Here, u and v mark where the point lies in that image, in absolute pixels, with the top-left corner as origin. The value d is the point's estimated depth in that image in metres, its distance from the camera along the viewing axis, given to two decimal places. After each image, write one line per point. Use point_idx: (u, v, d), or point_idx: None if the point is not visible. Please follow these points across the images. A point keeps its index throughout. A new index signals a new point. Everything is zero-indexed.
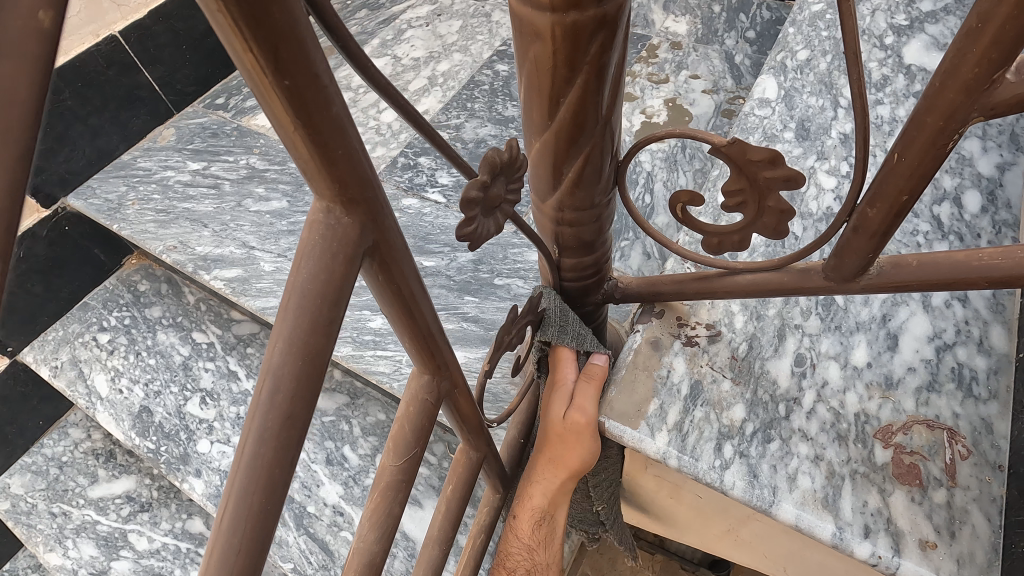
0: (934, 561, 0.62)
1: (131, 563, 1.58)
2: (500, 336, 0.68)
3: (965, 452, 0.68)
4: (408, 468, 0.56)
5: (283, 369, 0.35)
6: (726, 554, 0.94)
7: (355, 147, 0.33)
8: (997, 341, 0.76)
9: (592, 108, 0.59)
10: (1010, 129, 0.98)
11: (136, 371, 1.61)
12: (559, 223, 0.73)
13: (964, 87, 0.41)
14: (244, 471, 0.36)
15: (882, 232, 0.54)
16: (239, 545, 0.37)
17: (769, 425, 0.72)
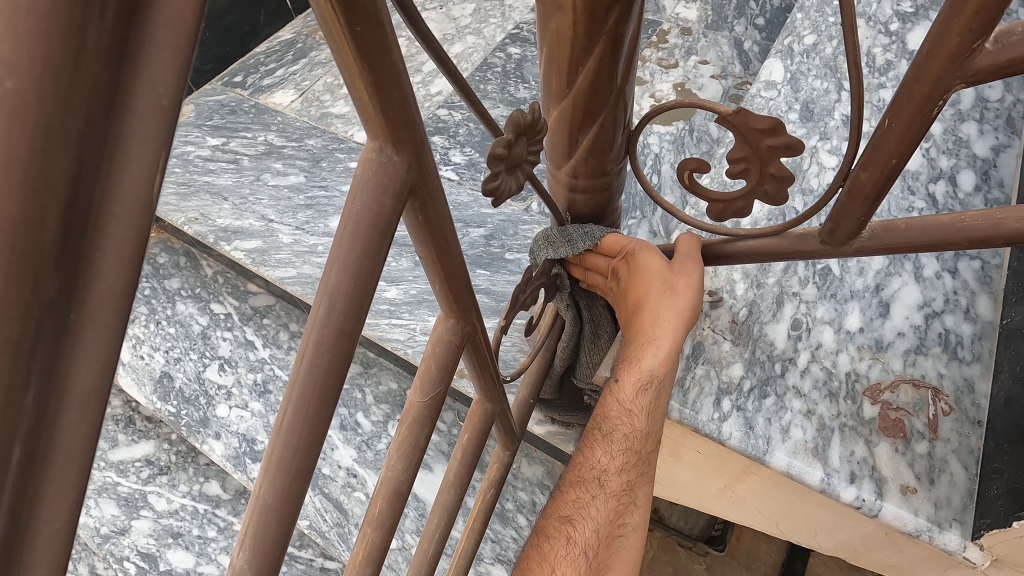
0: (914, 504, 0.68)
1: (151, 523, 1.65)
2: (516, 294, 0.73)
3: (947, 409, 0.73)
4: (433, 405, 0.61)
5: (337, 291, 0.40)
6: (722, 511, 1.00)
7: (407, 94, 0.38)
8: (983, 309, 0.81)
9: (608, 78, 0.63)
10: (1006, 113, 1.02)
11: (157, 339, 1.67)
12: (573, 190, 0.78)
13: (948, 56, 0.45)
14: (301, 382, 0.42)
15: (874, 196, 0.58)
16: (296, 446, 0.42)
17: (766, 382, 0.78)
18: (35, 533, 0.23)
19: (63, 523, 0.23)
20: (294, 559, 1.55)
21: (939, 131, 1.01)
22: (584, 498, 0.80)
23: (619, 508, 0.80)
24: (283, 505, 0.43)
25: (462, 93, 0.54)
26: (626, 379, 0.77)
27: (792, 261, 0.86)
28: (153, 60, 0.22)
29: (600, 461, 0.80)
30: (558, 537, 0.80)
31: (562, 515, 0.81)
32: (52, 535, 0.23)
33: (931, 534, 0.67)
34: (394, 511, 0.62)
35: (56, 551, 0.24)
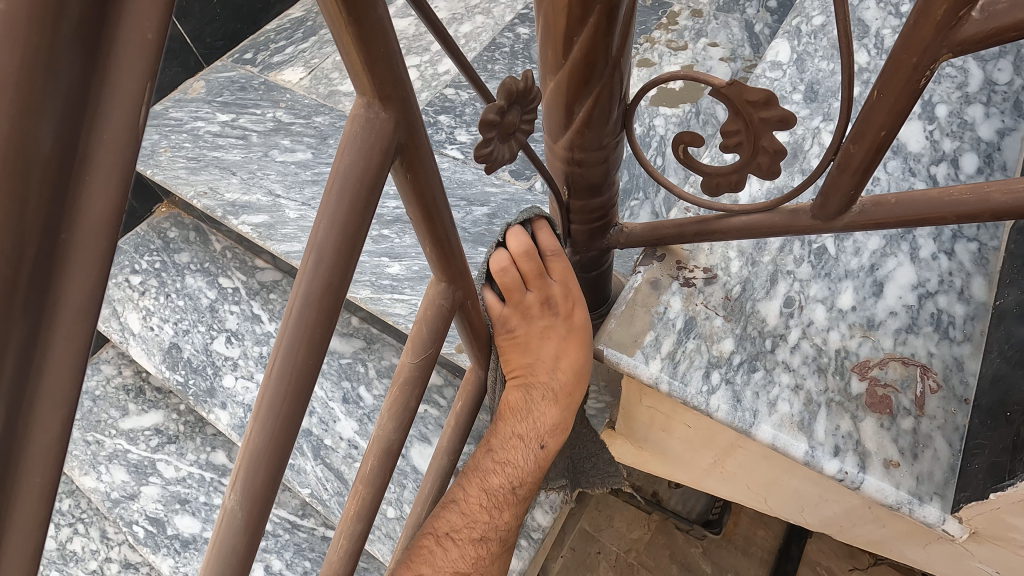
0: (896, 477, 0.69)
1: (160, 489, 1.70)
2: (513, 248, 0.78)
3: (935, 386, 0.74)
4: (424, 365, 0.63)
5: (325, 245, 0.42)
6: (713, 488, 1.01)
7: (393, 50, 0.39)
8: (977, 291, 0.81)
9: (602, 49, 0.64)
10: (1014, 96, 1.01)
11: (166, 311, 1.70)
12: (570, 164, 0.79)
13: (935, 26, 0.45)
14: (291, 331, 0.43)
15: (864, 169, 0.58)
16: (285, 394, 0.44)
17: (755, 356, 0.79)
18: (33, 421, 0.26)
19: (59, 417, 0.27)
20: (297, 527, 1.60)
21: (944, 113, 1.00)
22: (487, 514, 0.94)
23: (516, 515, 0.96)
24: (274, 449, 0.45)
25: (455, 58, 0.55)
26: (551, 446, 0.93)
27: (788, 240, 0.86)
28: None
29: (505, 520, 0.95)
30: (462, 541, 0.93)
31: (466, 532, 0.93)
32: (48, 427, 0.27)
33: (911, 506, 0.68)
34: (386, 469, 0.64)
35: (53, 443, 0.27)
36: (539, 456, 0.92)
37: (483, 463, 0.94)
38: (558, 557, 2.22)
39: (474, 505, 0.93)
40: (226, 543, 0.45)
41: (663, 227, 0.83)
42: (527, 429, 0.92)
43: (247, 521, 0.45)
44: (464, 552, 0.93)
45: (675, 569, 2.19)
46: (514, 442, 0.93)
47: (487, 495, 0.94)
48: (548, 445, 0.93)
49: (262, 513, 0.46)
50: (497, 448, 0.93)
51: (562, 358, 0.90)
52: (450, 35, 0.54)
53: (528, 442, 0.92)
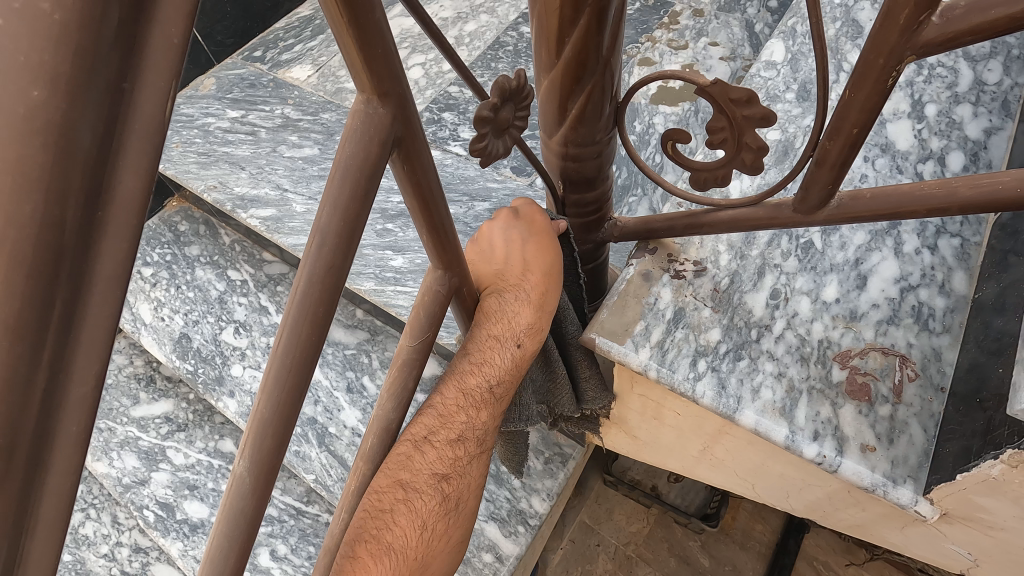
0: (872, 461, 0.72)
1: (169, 475, 1.74)
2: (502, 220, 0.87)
3: (913, 375, 0.77)
4: (422, 348, 0.66)
5: (329, 227, 0.45)
6: (704, 475, 1.05)
7: (391, 51, 0.43)
8: (958, 284, 0.83)
9: (594, 49, 0.67)
10: (1002, 96, 1.03)
11: (177, 302, 1.75)
12: (563, 157, 0.82)
13: (898, 30, 0.48)
14: (296, 308, 0.47)
15: (841, 164, 0.61)
16: (290, 365, 0.48)
17: (741, 346, 0.82)
18: (69, 391, 0.28)
19: (91, 388, 0.29)
20: (301, 513, 1.64)
21: (932, 113, 1.03)
22: (464, 415, 0.90)
23: (494, 416, 0.92)
24: (279, 416, 0.48)
25: (451, 60, 0.59)
26: (528, 345, 0.90)
27: (776, 234, 0.89)
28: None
29: (483, 421, 0.90)
30: (442, 442, 0.89)
31: (446, 434, 0.89)
32: (81, 399, 0.29)
33: (886, 488, 0.71)
34: (384, 446, 0.68)
35: (84, 412, 0.29)
36: (515, 356, 0.89)
37: (461, 367, 0.90)
38: (557, 549, 2.26)
39: (455, 408, 0.90)
40: (237, 503, 0.49)
41: (653, 223, 0.87)
42: (503, 329, 0.89)
43: (255, 483, 0.49)
44: (442, 453, 0.89)
45: (673, 561, 2.23)
46: (491, 342, 0.90)
47: (466, 397, 0.90)
48: (525, 343, 0.89)
49: (269, 475, 0.50)
50: (474, 349, 0.90)
51: (530, 258, 0.90)
52: (445, 39, 0.58)
53: (504, 342, 0.89)
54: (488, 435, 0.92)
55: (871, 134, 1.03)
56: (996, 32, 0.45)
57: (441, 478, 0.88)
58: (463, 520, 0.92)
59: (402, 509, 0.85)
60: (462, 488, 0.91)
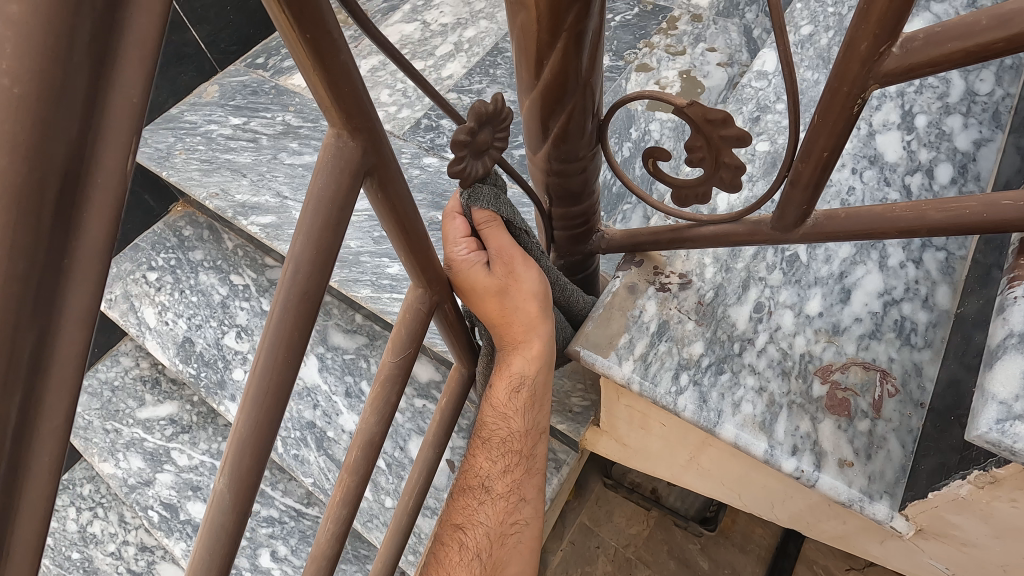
0: (849, 476, 0.72)
1: (173, 476, 1.78)
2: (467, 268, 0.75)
3: (893, 390, 0.77)
4: (404, 364, 0.68)
5: (303, 255, 0.47)
6: (692, 484, 1.06)
7: (358, 86, 0.44)
8: (942, 298, 0.84)
9: (573, 69, 0.68)
10: (994, 107, 1.03)
11: (180, 307, 1.78)
12: (548, 173, 0.84)
13: (860, 60, 0.49)
14: (272, 332, 0.49)
15: (814, 185, 0.62)
16: (266, 388, 0.49)
17: (723, 359, 0.83)
18: (43, 413, 0.31)
19: (61, 415, 0.31)
20: (302, 515, 1.67)
21: (922, 124, 1.03)
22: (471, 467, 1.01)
23: (495, 466, 0.98)
24: (257, 434, 0.50)
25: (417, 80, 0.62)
26: (500, 391, 0.89)
27: (761, 247, 0.90)
28: (123, 62, 0.29)
29: (484, 469, 0.98)
30: (462, 495, 1.02)
31: (461, 488, 1.03)
32: (50, 429, 0.31)
33: (862, 503, 0.71)
34: (369, 459, 0.70)
35: (56, 434, 0.32)
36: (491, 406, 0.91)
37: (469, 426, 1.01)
38: (557, 550, 2.27)
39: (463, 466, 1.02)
40: (217, 519, 0.51)
41: (639, 237, 0.89)
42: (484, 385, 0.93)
43: (235, 499, 0.51)
44: (461, 504, 1.03)
45: (672, 564, 2.24)
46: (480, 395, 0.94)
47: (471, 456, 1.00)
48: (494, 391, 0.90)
49: (249, 492, 0.52)
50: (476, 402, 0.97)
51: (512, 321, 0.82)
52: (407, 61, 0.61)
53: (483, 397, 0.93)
54: (498, 484, 0.99)
55: (859, 146, 1.03)
56: (955, 64, 0.46)
57: (460, 529, 1.02)
58: (496, 565, 1.01)
59: (435, 559, 1.03)
60: (483, 539, 1.00)
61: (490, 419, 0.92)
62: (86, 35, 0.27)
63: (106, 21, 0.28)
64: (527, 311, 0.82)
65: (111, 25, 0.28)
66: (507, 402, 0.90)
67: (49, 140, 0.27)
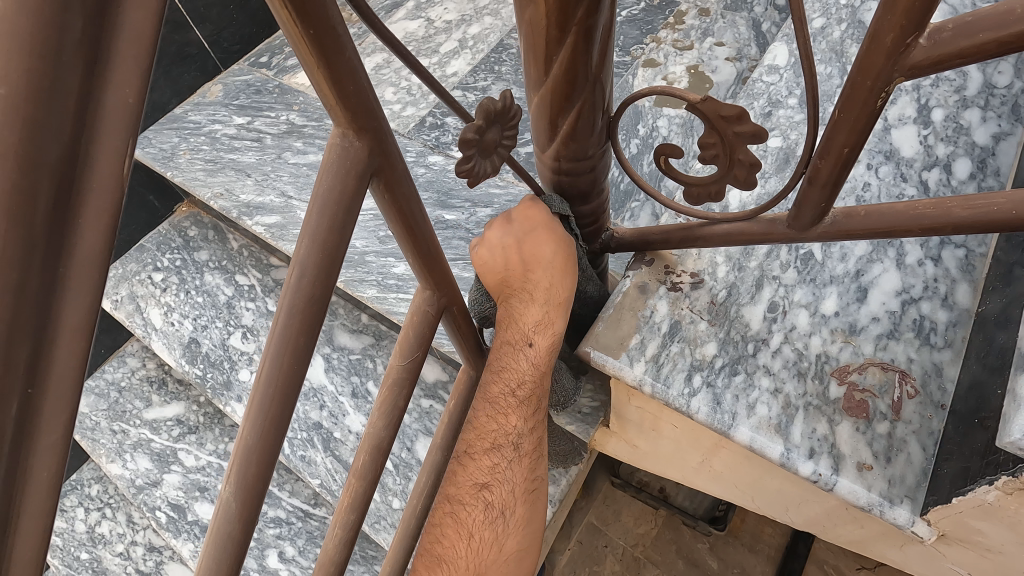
0: (868, 480, 0.70)
1: (181, 477, 1.77)
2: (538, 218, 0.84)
3: (912, 392, 0.75)
4: (412, 368, 0.67)
5: (308, 260, 0.46)
6: (704, 487, 1.04)
7: (364, 84, 0.43)
8: (962, 297, 0.81)
9: (583, 64, 0.67)
10: (1012, 100, 1.00)
11: (186, 307, 1.78)
12: (557, 172, 0.82)
13: (885, 53, 0.47)
14: (278, 338, 0.47)
15: (833, 182, 0.60)
16: (272, 397, 0.48)
17: (737, 360, 0.81)
18: (42, 425, 0.30)
19: (61, 429, 0.31)
20: (309, 516, 1.67)
21: (939, 118, 1.01)
22: (493, 425, 0.93)
23: (526, 420, 0.92)
24: (263, 442, 0.49)
25: (417, 70, 0.61)
26: (540, 345, 0.88)
27: (775, 246, 0.89)
28: (115, 68, 0.29)
29: (513, 425, 0.92)
30: (483, 453, 0.95)
31: (481, 446, 0.94)
32: (50, 444, 0.31)
33: (882, 508, 0.70)
34: (376, 464, 0.69)
35: (55, 449, 0.31)
36: (529, 358, 0.87)
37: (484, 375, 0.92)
38: (565, 549, 2.26)
39: (482, 422, 0.93)
40: (223, 529, 0.50)
41: (647, 237, 0.88)
42: (514, 334, 0.88)
43: (240, 507, 0.50)
44: (483, 464, 0.95)
45: (681, 563, 2.22)
46: (506, 349, 0.89)
47: (494, 408, 0.92)
48: (534, 344, 0.87)
49: (255, 502, 0.50)
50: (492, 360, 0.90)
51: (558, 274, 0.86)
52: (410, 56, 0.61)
53: (516, 346, 0.88)
54: (526, 439, 0.95)
55: (874, 141, 1.01)
56: (985, 56, 0.44)
57: (486, 488, 0.95)
58: (519, 522, 0.97)
59: (452, 521, 0.96)
60: (508, 492, 0.96)
61: (526, 376, 0.88)
62: (76, 42, 0.27)
63: (96, 25, 0.28)
64: (575, 275, 0.88)
65: (102, 32, 0.29)
66: (544, 357, 0.88)
67: (41, 144, 0.27)
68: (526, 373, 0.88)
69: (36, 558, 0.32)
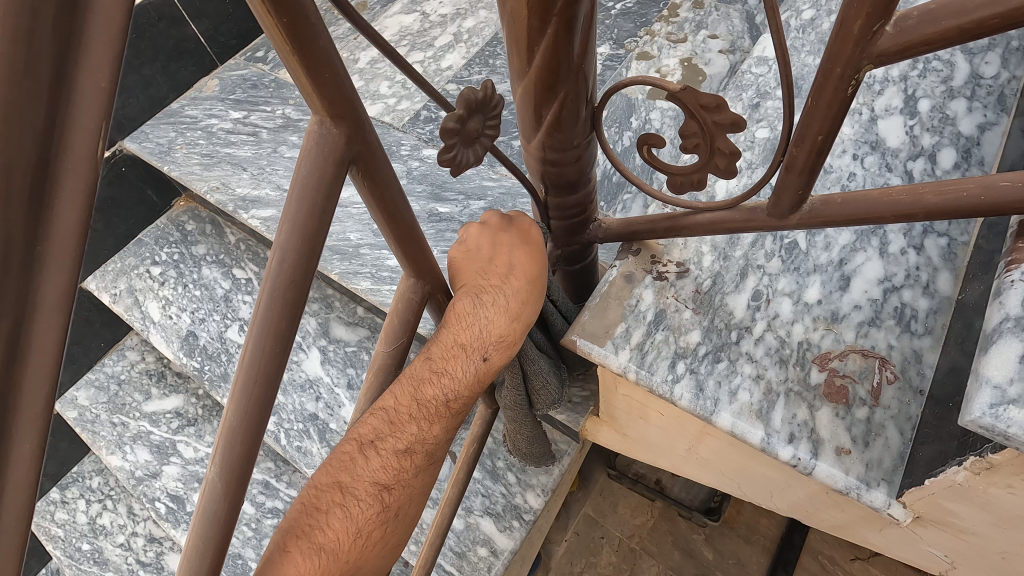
0: (846, 464, 0.72)
1: (180, 468, 1.79)
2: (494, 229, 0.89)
3: (892, 377, 0.76)
4: (397, 354, 0.68)
5: (288, 245, 0.47)
6: (692, 474, 1.06)
7: (340, 73, 0.44)
8: (943, 285, 0.82)
9: (564, 56, 0.68)
10: (999, 90, 1.01)
11: (184, 301, 1.79)
12: (543, 162, 0.84)
13: (854, 40, 0.48)
14: (260, 321, 0.48)
15: (809, 170, 0.62)
16: (256, 378, 0.49)
17: (720, 348, 0.82)
18: (24, 392, 0.32)
19: (44, 398, 0.33)
20: None
21: (925, 108, 1.02)
22: (416, 423, 0.70)
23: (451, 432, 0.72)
24: (247, 424, 0.50)
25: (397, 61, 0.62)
26: (493, 360, 0.75)
27: (760, 236, 0.91)
28: (89, 56, 0.31)
29: (436, 433, 0.70)
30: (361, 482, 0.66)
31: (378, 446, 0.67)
32: (32, 413, 0.33)
33: (860, 491, 0.71)
34: None
35: (38, 419, 0.33)
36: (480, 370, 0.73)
37: (414, 372, 0.72)
38: (562, 541, 2.28)
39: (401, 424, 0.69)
40: (208, 510, 0.51)
41: (631, 229, 0.89)
42: (470, 337, 0.74)
43: (226, 488, 0.51)
44: (383, 467, 0.67)
45: (677, 554, 2.24)
46: (454, 349, 0.74)
47: (420, 403, 0.70)
48: (489, 357, 0.74)
49: (240, 483, 0.52)
50: (433, 350, 0.74)
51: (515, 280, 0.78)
52: (389, 44, 0.61)
53: (465, 351, 0.74)
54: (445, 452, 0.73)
55: (861, 132, 1.02)
56: (949, 42, 0.45)
57: (383, 488, 0.66)
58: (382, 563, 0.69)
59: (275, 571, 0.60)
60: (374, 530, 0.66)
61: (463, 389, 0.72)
62: (48, 33, 0.30)
63: (69, 17, 0.30)
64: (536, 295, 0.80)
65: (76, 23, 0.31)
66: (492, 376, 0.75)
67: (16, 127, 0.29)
68: (469, 384, 0.73)
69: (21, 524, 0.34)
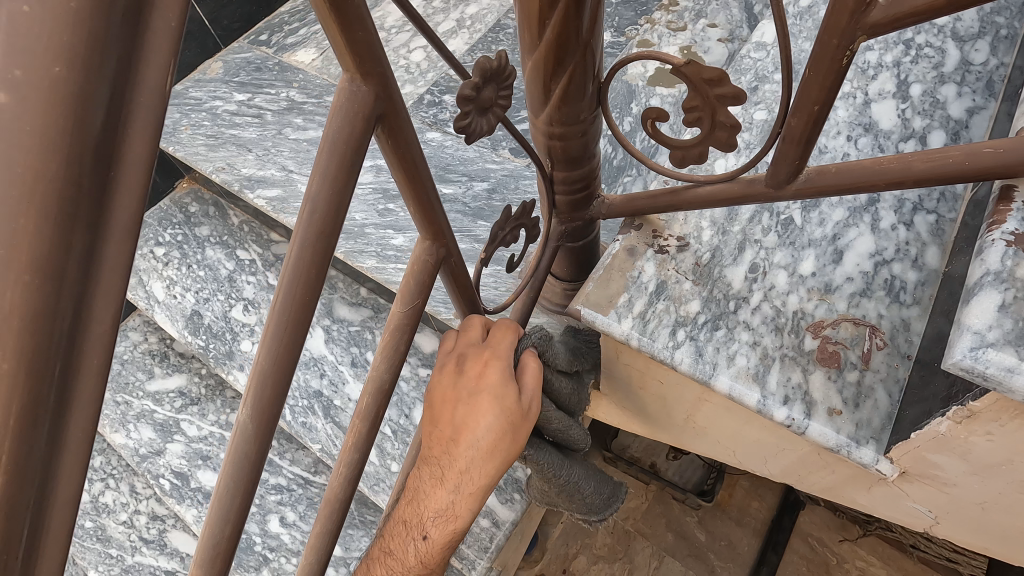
0: (838, 423, 0.76)
1: (184, 446, 1.81)
2: (495, 231, 0.86)
3: (882, 344, 0.80)
4: (412, 314, 0.71)
5: (318, 196, 0.50)
6: (688, 445, 1.10)
7: (371, 33, 0.47)
8: (931, 259, 0.86)
9: (573, 31, 0.71)
10: (987, 76, 1.05)
11: (188, 281, 1.81)
12: (550, 137, 0.87)
13: (849, 10, 0.51)
14: (291, 269, 0.52)
15: (805, 140, 0.65)
16: (287, 324, 0.52)
17: (719, 316, 0.86)
18: (94, 318, 0.33)
19: (109, 326, 0.34)
20: (309, 483, 1.72)
21: (917, 93, 1.05)
22: None
23: None
24: (278, 368, 0.54)
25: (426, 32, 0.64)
26: (436, 536, 0.84)
27: (758, 211, 0.95)
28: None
29: None
30: (380, 575, 0.88)
31: None
32: (100, 337, 0.34)
33: (850, 449, 0.75)
34: (378, 404, 0.74)
35: (103, 345, 0.34)
36: (422, 548, 0.83)
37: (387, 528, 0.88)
38: (557, 523, 2.31)
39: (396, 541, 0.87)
40: (241, 449, 0.54)
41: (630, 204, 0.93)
42: (414, 515, 0.85)
43: (257, 428, 0.54)
44: None
45: (670, 536, 2.30)
46: (402, 524, 0.86)
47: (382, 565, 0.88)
48: (430, 535, 0.83)
49: (269, 423, 0.55)
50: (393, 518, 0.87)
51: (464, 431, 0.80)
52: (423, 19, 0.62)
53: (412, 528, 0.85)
54: None
55: (855, 114, 1.06)
56: (938, 12, 0.49)
57: None
58: None
59: None
60: None
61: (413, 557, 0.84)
62: None
63: None
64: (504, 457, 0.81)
65: None
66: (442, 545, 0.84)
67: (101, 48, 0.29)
68: (415, 555, 0.84)
69: (86, 443, 0.35)
